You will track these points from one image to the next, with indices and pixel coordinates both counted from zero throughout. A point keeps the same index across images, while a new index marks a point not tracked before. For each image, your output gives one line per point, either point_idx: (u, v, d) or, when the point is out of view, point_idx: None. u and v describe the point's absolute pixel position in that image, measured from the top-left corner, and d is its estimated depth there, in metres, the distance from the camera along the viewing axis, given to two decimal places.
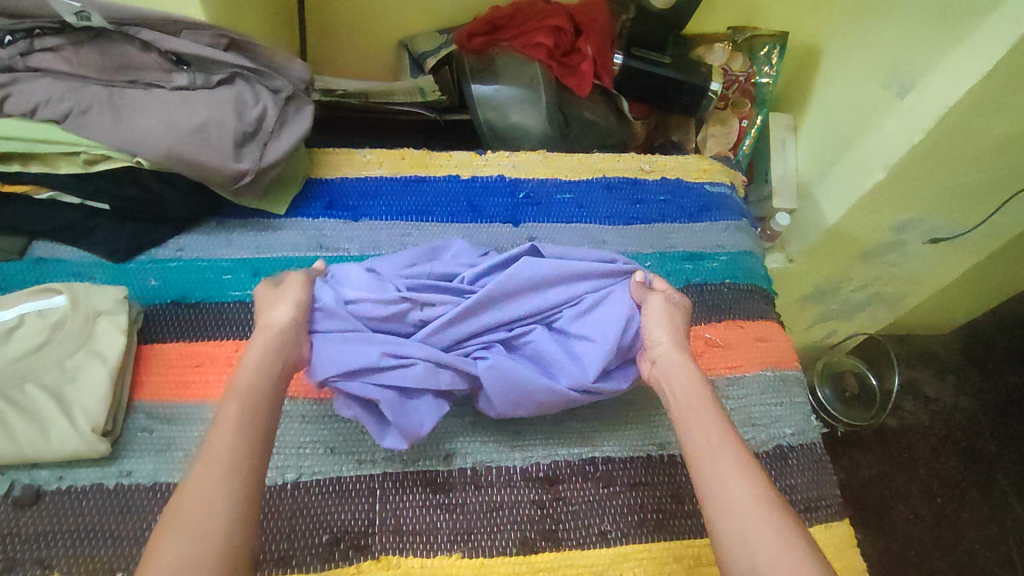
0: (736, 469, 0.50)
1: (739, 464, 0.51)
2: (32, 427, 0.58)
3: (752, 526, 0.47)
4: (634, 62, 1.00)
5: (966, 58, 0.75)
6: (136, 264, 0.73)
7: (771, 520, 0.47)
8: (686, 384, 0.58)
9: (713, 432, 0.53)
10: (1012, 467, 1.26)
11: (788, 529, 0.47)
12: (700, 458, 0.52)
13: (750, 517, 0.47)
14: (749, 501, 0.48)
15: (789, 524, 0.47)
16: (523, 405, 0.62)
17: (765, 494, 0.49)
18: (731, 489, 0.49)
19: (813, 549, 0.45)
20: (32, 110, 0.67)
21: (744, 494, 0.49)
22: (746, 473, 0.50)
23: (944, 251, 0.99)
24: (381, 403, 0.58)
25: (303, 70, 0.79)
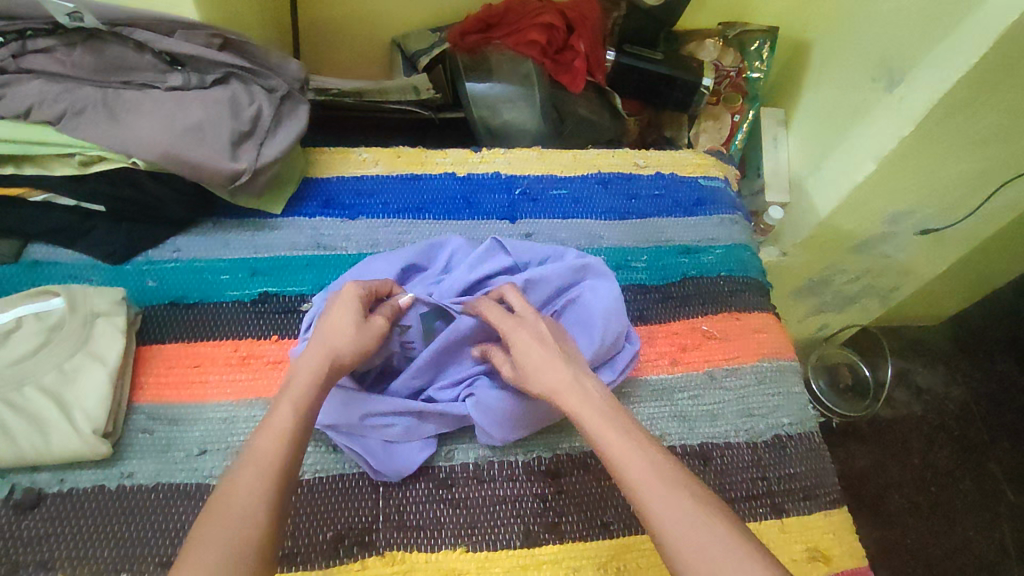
0: (665, 499, 0.47)
1: (661, 488, 0.48)
2: (31, 430, 0.58)
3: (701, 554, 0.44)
4: (627, 57, 1.02)
5: (953, 50, 0.76)
6: (134, 266, 0.73)
7: (710, 546, 0.44)
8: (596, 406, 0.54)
9: (625, 461, 0.50)
10: (1003, 454, 1.27)
11: (730, 551, 0.43)
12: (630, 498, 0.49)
13: (690, 549, 0.44)
14: (686, 530, 0.45)
15: (740, 533, 0.45)
16: (518, 424, 0.64)
17: (702, 515, 0.46)
18: (665, 521, 0.46)
19: (764, 551, 0.44)
20: (26, 112, 0.66)
21: (678, 522, 0.46)
22: (671, 499, 0.47)
23: (935, 242, 1.01)
24: (366, 454, 0.62)
25: (299, 70, 0.80)
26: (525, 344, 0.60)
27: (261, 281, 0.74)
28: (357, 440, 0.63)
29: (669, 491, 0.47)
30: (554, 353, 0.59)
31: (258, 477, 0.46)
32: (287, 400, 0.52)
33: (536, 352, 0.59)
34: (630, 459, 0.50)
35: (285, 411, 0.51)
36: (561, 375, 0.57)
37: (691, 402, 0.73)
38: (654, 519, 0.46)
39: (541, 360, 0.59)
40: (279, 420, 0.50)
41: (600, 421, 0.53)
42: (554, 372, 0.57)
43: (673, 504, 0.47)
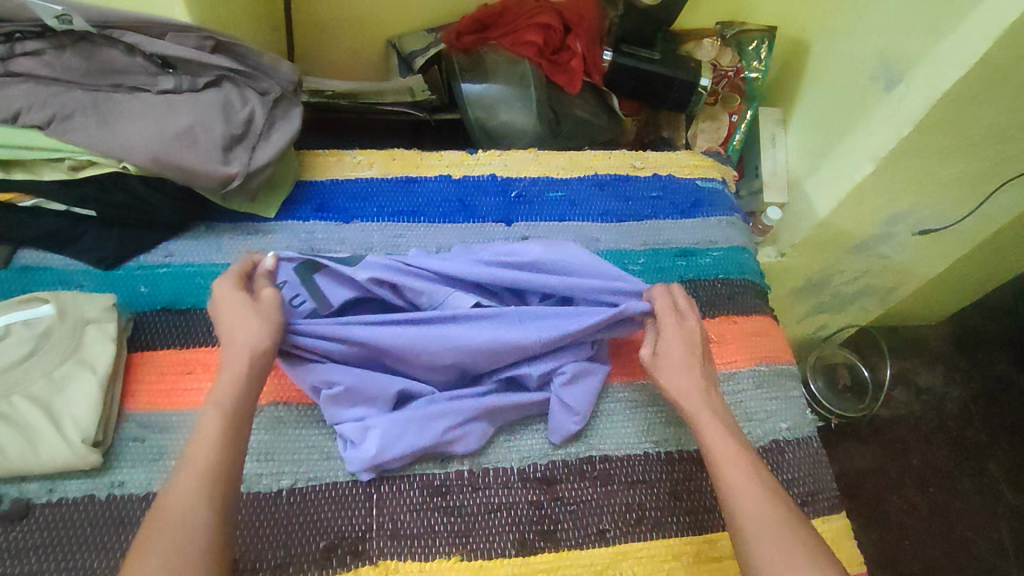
0: (755, 498, 0.54)
1: (757, 493, 0.54)
2: (20, 440, 0.57)
3: (774, 551, 0.50)
4: (624, 58, 1.01)
5: (951, 50, 0.75)
6: (125, 271, 0.72)
7: (789, 547, 0.50)
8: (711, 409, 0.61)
9: (729, 460, 0.57)
10: (1002, 454, 1.27)
11: (806, 558, 0.49)
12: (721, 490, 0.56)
13: (769, 544, 0.51)
14: (767, 529, 0.51)
15: (821, 549, 0.51)
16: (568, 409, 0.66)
17: (784, 521, 0.52)
18: (750, 519, 0.52)
19: (840, 569, 0.50)
20: (14, 117, 0.65)
21: (762, 520, 0.52)
22: (763, 502, 0.53)
23: (934, 242, 1.00)
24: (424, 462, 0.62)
25: (292, 71, 0.78)
26: (670, 340, 0.66)
27: None
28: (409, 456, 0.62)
29: (759, 495, 0.54)
30: (690, 357, 0.65)
31: (196, 485, 0.49)
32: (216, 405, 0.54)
33: (676, 351, 0.65)
34: (731, 462, 0.57)
35: (214, 416, 0.54)
36: (692, 379, 0.63)
37: None
38: (739, 514, 0.53)
39: (677, 359, 0.65)
40: (210, 427, 0.53)
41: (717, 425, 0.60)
42: (682, 374, 0.64)
43: (761, 507, 0.53)
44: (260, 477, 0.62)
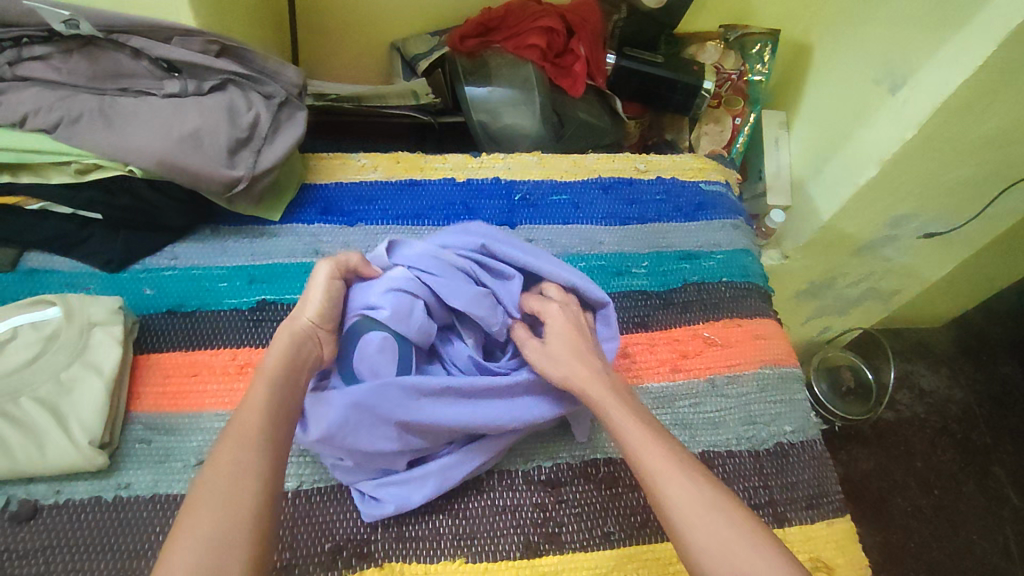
0: (678, 478, 0.50)
1: (677, 472, 0.50)
2: (27, 442, 0.57)
3: (706, 535, 0.46)
4: (627, 61, 1.01)
5: (955, 53, 0.75)
6: (131, 274, 0.72)
7: (717, 522, 0.47)
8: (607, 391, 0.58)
9: (643, 442, 0.53)
10: (1007, 458, 1.27)
11: (738, 534, 0.46)
12: (643, 475, 0.51)
13: (693, 523, 0.47)
14: (689, 511, 0.48)
15: (755, 524, 0.47)
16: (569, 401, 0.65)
17: (704, 496, 0.48)
18: (676, 504, 0.48)
19: (779, 546, 0.46)
20: (22, 120, 0.66)
21: (691, 502, 0.48)
22: (687, 482, 0.49)
23: (939, 245, 1.00)
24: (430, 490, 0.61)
25: (297, 75, 0.79)
26: (558, 328, 0.64)
27: (260, 290, 0.73)
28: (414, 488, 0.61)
29: (671, 474, 0.50)
30: (574, 344, 0.62)
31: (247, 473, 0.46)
32: (264, 380, 0.53)
33: (566, 338, 0.63)
34: (645, 447, 0.52)
35: (261, 390, 0.52)
36: (578, 366, 0.60)
37: (693, 409, 0.72)
38: (660, 499, 0.49)
39: (568, 346, 0.62)
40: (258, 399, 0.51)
41: (623, 411, 0.56)
42: (575, 363, 0.60)
43: (687, 489, 0.49)
44: None
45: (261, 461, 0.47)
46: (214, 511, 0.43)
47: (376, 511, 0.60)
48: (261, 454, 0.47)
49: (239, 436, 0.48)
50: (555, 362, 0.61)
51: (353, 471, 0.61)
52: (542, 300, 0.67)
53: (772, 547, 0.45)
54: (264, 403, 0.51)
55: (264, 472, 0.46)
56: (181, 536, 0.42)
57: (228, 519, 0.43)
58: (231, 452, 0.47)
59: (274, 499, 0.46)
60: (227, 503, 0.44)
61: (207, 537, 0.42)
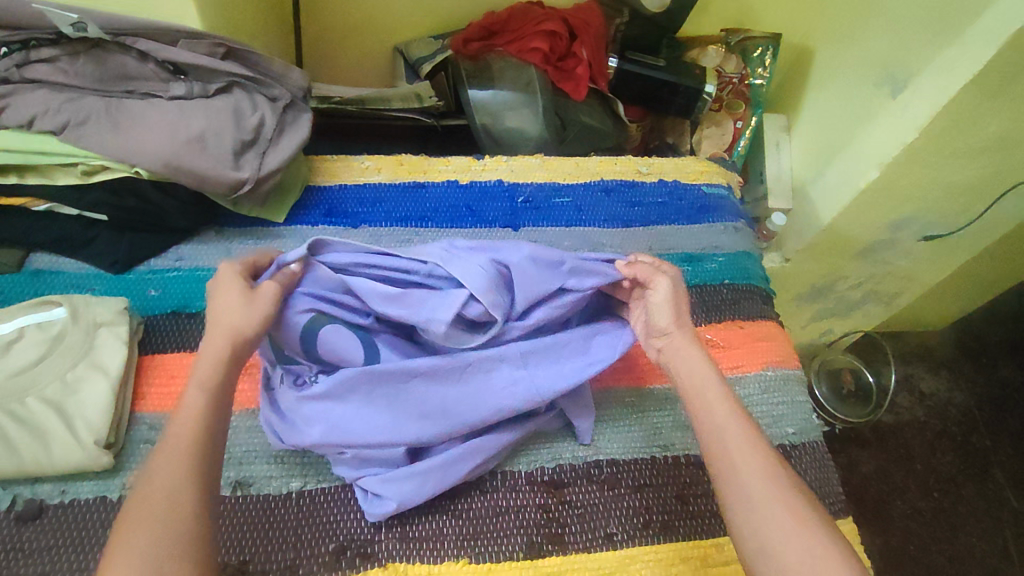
0: (753, 470, 0.51)
1: (753, 464, 0.51)
2: (34, 442, 0.57)
3: (769, 531, 0.48)
4: (629, 64, 1.02)
5: (956, 58, 0.75)
6: (136, 275, 0.73)
7: (783, 499, 0.49)
8: (698, 372, 0.59)
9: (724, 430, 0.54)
10: (1008, 461, 1.27)
11: (803, 534, 0.47)
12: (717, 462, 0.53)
13: (761, 494, 0.49)
14: (757, 483, 0.50)
15: (820, 528, 0.47)
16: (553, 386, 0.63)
17: (772, 474, 0.51)
18: (745, 495, 0.50)
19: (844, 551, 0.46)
20: (29, 122, 0.66)
21: (757, 497, 0.49)
22: (760, 475, 0.50)
23: (940, 248, 1.00)
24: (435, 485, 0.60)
25: (302, 79, 0.80)
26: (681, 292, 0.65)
27: None
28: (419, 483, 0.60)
29: (746, 448, 0.52)
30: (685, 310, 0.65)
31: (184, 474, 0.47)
32: (202, 388, 0.53)
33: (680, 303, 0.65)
34: (727, 417, 0.55)
35: (197, 398, 0.52)
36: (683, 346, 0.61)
37: None
38: (731, 465, 0.52)
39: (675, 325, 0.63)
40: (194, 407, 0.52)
41: (713, 381, 0.58)
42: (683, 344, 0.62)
43: (757, 483, 0.50)
44: (270, 479, 0.63)
45: (194, 470, 0.48)
46: (151, 524, 0.44)
47: (380, 510, 0.60)
48: (193, 464, 0.48)
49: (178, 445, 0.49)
50: (664, 316, 0.64)
51: (354, 465, 0.62)
52: (652, 269, 0.66)
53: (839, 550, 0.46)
54: (199, 410, 0.51)
55: (199, 480, 0.48)
56: (118, 548, 0.44)
57: (161, 532, 0.44)
58: (168, 463, 0.48)
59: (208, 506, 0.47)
60: (163, 514, 0.45)
61: (144, 550, 0.43)
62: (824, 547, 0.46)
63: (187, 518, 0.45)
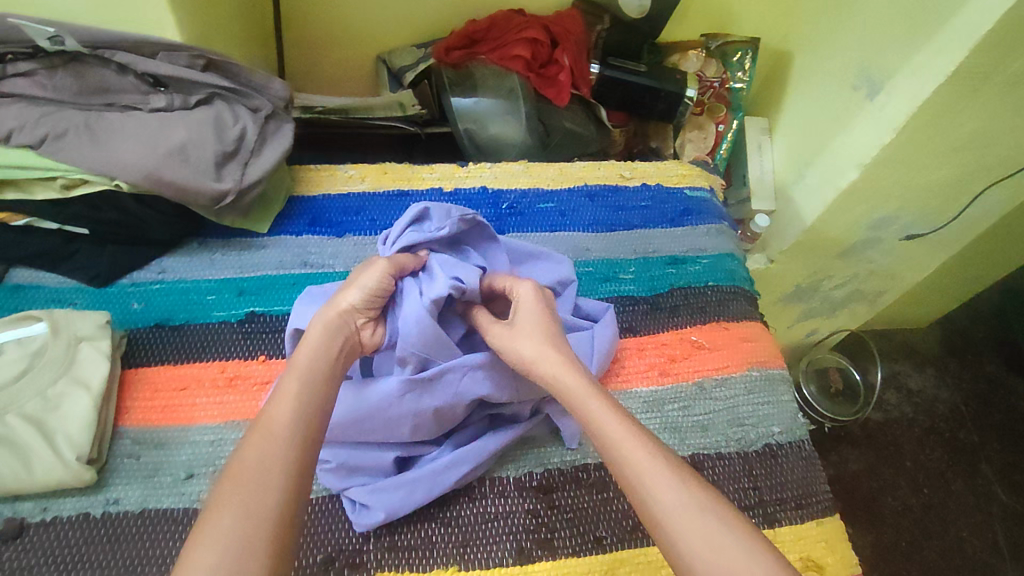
0: (662, 481, 0.46)
1: (661, 474, 0.46)
2: (14, 460, 0.57)
3: (697, 550, 0.42)
4: (611, 71, 1.03)
5: (930, 57, 0.77)
6: (118, 288, 0.72)
7: (713, 532, 0.43)
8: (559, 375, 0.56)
9: (622, 441, 0.49)
10: (994, 455, 1.28)
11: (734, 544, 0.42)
12: (627, 480, 0.47)
13: (681, 529, 0.43)
14: (681, 518, 0.44)
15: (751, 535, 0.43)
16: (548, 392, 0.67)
17: (701, 505, 0.44)
18: (662, 509, 0.45)
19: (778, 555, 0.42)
20: (6, 136, 0.66)
21: (674, 509, 0.44)
22: (668, 484, 0.46)
23: (920, 247, 1.02)
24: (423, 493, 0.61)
25: (282, 88, 0.80)
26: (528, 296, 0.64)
27: (249, 302, 0.73)
28: (406, 491, 0.60)
29: (647, 458, 0.48)
30: (534, 326, 0.61)
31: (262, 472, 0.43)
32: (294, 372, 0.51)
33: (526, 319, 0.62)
34: (632, 444, 0.49)
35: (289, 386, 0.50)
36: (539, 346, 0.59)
37: (682, 412, 0.73)
38: (642, 504, 0.46)
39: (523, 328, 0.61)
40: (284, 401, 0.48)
41: (601, 405, 0.52)
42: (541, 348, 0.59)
43: (672, 492, 0.45)
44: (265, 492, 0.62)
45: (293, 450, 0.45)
46: (237, 511, 0.40)
47: (366, 520, 0.59)
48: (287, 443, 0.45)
49: (268, 432, 0.46)
50: (527, 340, 0.60)
51: (340, 475, 0.62)
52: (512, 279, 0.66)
53: (775, 557, 0.41)
54: (296, 396, 0.49)
55: (293, 481, 0.44)
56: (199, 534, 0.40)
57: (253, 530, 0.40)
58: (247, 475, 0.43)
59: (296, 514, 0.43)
60: (253, 501, 0.42)
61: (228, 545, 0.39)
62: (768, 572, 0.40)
63: (280, 512, 0.42)
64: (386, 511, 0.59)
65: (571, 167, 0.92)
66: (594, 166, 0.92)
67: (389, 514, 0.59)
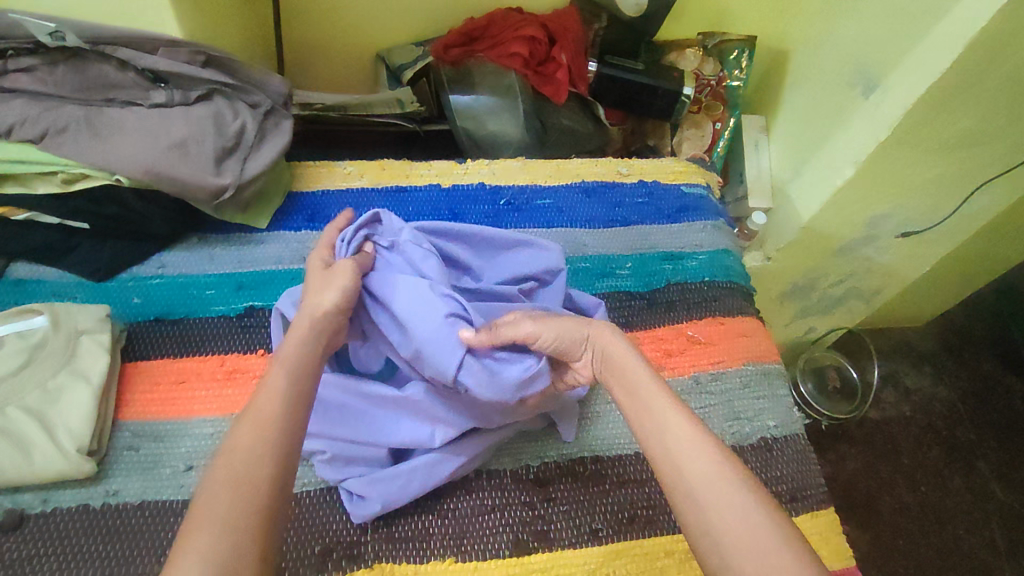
0: (698, 452, 0.47)
1: (700, 445, 0.47)
2: (13, 451, 0.57)
3: (725, 519, 0.43)
4: (607, 68, 1.03)
5: (924, 55, 0.77)
6: (118, 282, 0.73)
7: (742, 505, 0.43)
8: (608, 347, 0.57)
9: (664, 414, 0.50)
10: (991, 453, 1.29)
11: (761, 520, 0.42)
12: (666, 446, 0.48)
13: (716, 499, 0.44)
14: (713, 486, 0.44)
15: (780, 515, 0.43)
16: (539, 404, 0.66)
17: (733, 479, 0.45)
18: (697, 477, 0.45)
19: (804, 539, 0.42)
20: (8, 131, 0.66)
21: (708, 478, 0.45)
22: (706, 456, 0.46)
23: (916, 244, 1.02)
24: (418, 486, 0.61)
25: (282, 84, 0.81)
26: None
27: (247, 296, 0.74)
28: (403, 484, 0.61)
29: (686, 429, 0.48)
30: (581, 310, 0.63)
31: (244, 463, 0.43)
32: (280, 366, 0.51)
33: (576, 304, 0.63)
34: (672, 416, 0.50)
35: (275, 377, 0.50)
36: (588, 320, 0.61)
37: None
38: (682, 473, 0.46)
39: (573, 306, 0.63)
40: (272, 388, 0.49)
41: (648, 377, 0.53)
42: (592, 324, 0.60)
43: (707, 463, 0.46)
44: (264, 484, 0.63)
45: (277, 443, 0.45)
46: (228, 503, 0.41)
47: (363, 511, 0.60)
48: (269, 434, 0.45)
49: (256, 425, 0.46)
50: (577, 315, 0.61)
51: (336, 466, 0.62)
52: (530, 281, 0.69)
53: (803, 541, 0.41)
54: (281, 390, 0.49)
55: (278, 473, 0.44)
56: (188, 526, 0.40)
57: (238, 526, 0.40)
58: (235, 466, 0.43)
59: (281, 494, 0.43)
60: (240, 494, 0.41)
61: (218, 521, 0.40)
62: (792, 551, 0.40)
63: (263, 489, 0.42)
64: (383, 502, 0.60)
65: (568, 163, 0.92)
66: (590, 163, 0.93)
67: (385, 504, 0.60)
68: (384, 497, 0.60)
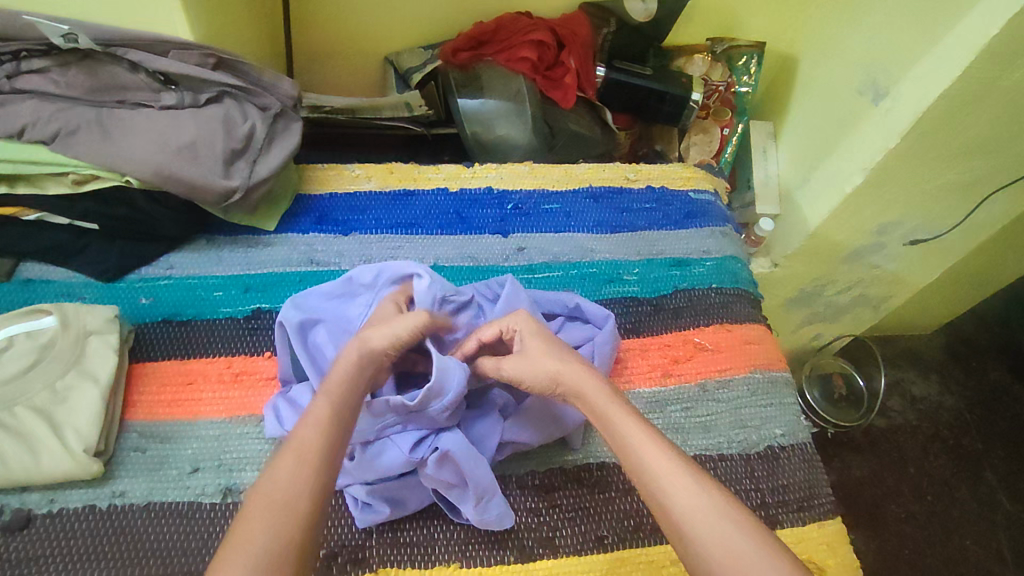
0: (680, 485, 0.49)
1: (680, 478, 0.49)
2: (22, 450, 0.57)
3: (716, 550, 0.45)
4: (618, 73, 1.03)
5: (935, 63, 0.77)
6: (127, 283, 0.73)
7: (728, 533, 0.46)
8: (577, 378, 0.59)
9: (643, 449, 0.52)
10: (998, 462, 1.28)
11: (747, 544, 0.45)
12: (647, 483, 0.50)
13: (705, 535, 0.46)
14: (698, 518, 0.47)
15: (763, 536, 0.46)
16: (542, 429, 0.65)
17: (718, 508, 0.47)
18: (682, 511, 0.48)
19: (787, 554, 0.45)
20: (20, 131, 0.67)
21: (694, 510, 0.47)
22: (690, 486, 0.49)
23: (925, 252, 1.01)
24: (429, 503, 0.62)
25: (292, 87, 0.80)
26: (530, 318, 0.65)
27: (255, 298, 0.74)
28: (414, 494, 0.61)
29: (664, 463, 0.50)
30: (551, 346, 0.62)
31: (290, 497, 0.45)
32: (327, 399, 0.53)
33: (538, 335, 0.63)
34: (650, 450, 0.51)
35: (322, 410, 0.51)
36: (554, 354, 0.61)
37: (684, 413, 0.73)
38: (669, 508, 0.48)
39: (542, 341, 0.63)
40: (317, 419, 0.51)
41: (622, 411, 0.55)
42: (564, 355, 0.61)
43: (689, 496, 0.48)
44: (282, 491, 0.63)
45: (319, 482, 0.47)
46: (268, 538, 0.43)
47: (371, 516, 0.60)
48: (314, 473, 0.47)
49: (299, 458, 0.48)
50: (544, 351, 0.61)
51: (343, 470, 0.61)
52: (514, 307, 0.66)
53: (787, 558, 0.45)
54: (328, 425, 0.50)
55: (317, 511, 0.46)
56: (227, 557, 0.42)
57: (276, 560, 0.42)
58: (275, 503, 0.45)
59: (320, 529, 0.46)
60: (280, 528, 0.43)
61: (259, 558, 0.42)
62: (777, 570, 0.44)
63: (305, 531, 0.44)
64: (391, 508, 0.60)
65: (574, 167, 0.92)
66: (596, 167, 0.93)
67: (393, 512, 0.60)
68: (393, 505, 0.60)
